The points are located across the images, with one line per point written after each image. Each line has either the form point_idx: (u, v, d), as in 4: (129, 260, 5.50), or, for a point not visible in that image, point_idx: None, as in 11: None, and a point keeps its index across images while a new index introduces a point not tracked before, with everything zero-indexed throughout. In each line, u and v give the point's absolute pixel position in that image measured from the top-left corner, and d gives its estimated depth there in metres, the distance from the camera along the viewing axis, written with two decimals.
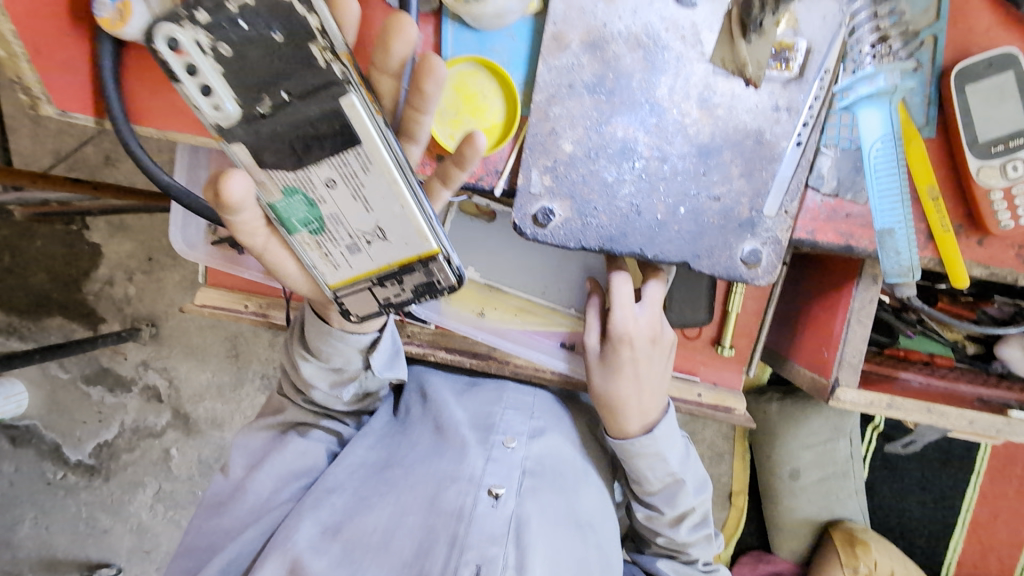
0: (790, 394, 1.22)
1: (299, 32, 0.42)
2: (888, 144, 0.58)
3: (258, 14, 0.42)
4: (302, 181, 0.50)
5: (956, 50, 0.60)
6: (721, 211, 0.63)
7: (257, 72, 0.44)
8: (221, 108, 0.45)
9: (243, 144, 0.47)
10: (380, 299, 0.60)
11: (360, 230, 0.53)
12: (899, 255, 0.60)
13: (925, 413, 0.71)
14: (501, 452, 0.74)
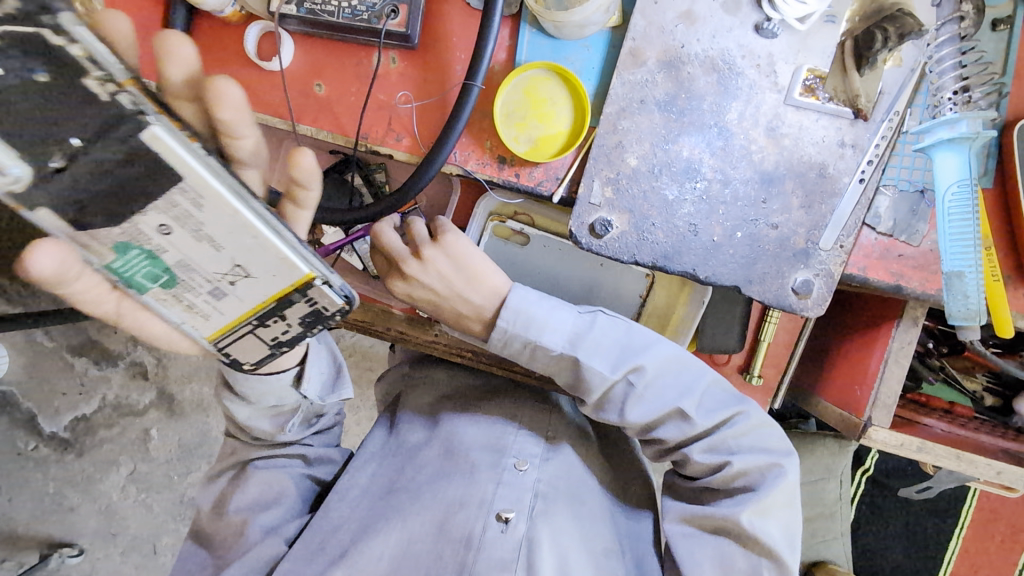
0: (788, 432, 1.23)
1: (68, 67, 0.36)
2: (966, 188, 0.55)
3: (8, 51, 0.34)
4: (131, 234, 0.42)
5: (1018, 108, 0.62)
6: (777, 239, 0.63)
7: (21, 117, 0.36)
8: (4, 172, 0.37)
9: (49, 210, 0.40)
10: (267, 339, 0.54)
11: (218, 274, 0.47)
12: (969, 300, 0.58)
13: (954, 460, 0.71)
14: (512, 476, 0.71)
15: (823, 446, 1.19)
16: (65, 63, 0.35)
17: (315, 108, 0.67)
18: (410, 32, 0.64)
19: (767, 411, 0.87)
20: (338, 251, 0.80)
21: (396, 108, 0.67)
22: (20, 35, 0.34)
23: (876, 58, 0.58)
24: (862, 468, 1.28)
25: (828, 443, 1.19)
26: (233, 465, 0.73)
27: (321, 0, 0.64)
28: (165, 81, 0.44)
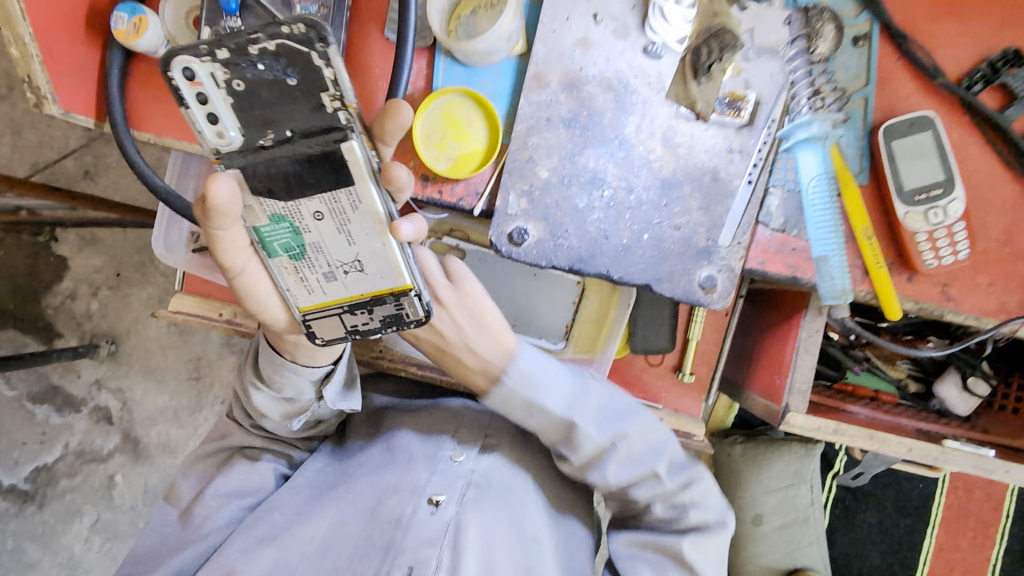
0: (753, 438, 1.25)
1: (313, 81, 0.45)
2: (823, 180, 0.66)
3: (278, 58, 0.44)
4: (290, 212, 0.53)
5: (885, 111, 0.69)
6: (680, 240, 0.68)
7: (266, 107, 0.46)
8: (223, 135, 0.48)
9: (237, 171, 0.50)
10: (347, 325, 0.62)
11: (339, 261, 0.56)
12: (835, 280, 0.67)
13: (867, 440, 0.75)
14: (445, 465, 0.72)
15: (791, 451, 1.22)
16: (319, 82, 0.45)
17: None
18: None
19: (702, 408, 0.90)
20: None
21: None
22: (294, 51, 0.44)
23: (709, 67, 0.65)
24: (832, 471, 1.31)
25: (793, 446, 1.23)
26: (219, 454, 0.77)
27: None
28: (378, 127, 0.54)
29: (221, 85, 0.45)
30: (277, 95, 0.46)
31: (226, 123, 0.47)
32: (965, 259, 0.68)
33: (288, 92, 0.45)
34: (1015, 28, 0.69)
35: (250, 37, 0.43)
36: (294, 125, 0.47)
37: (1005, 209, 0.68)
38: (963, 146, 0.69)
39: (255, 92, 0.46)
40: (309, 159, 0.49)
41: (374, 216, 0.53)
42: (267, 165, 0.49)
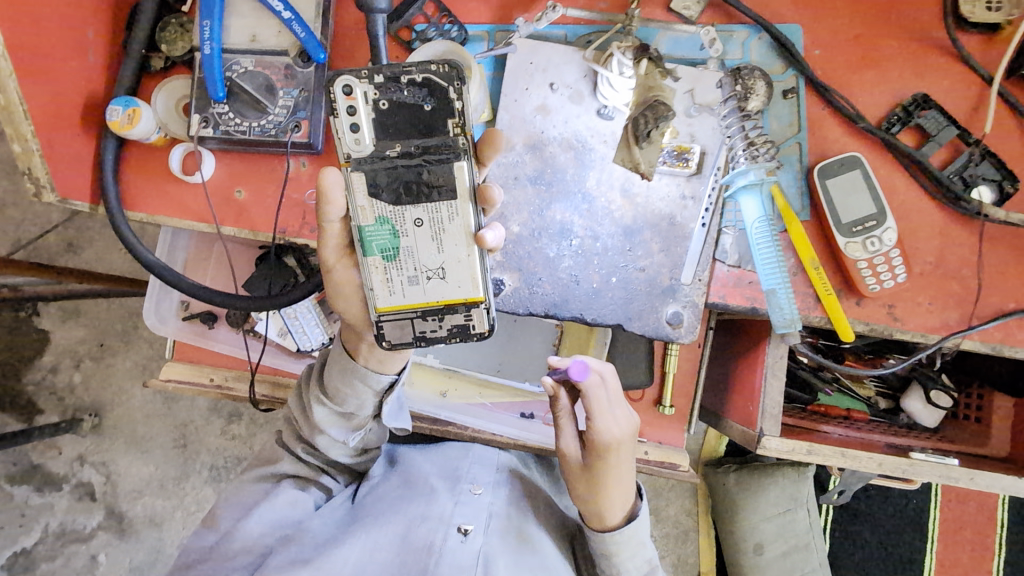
0: (746, 465, 1.30)
1: (443, 108, 0.59)
2: (766, 222, 0.72)
3: (421, 88, 0.58)
4: (395, 215, 0.61)
5: (818, 153, 0.76)
6: (646, 280, 0.74)
7: (398, 125, 0.59)
8: (360, 143, 0.59)
9: (362, 174, 0.60)
10: (415, 333, 0.64)
11: (423, 264, 0.62)
12: (785, 310, 0.72)
13: (840, 457, 0.79)
14: (467, 497, 0.73)
15: (785, 477, 1.23)
16: (449, 110, 0.59)
17: (237, 212, 0.78)
18: (313, 140, 0.74)
19: (685, 438, 0.94)
20: (270, 335, 0.91)
21: (308, 204, 0.77)
22: (435, 83, 0.58)
23: (649, 134, 0.72)
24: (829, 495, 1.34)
25: (786, 471, 1.23)
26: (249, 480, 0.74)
27: (234, 123, 0.74)
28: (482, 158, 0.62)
29: (370, 100, 0.58)
30: (412, 114, 0.59)
31: (363, 133, 0.59)
32: (904, 281, 0.74)
33: (423, 116, 0.59)
34: (922, 77, 0.77)
35: (406, 71, 0.58)
36: (423, 141, 0.59)
37: (934, 234, 0.75)
38: (890, 181, 0.76)
39: (398, 110, 0.59)
40: (429, 168, 0.60)
41: (467, 224, 0.61)
42: (389, 168, 0.60)
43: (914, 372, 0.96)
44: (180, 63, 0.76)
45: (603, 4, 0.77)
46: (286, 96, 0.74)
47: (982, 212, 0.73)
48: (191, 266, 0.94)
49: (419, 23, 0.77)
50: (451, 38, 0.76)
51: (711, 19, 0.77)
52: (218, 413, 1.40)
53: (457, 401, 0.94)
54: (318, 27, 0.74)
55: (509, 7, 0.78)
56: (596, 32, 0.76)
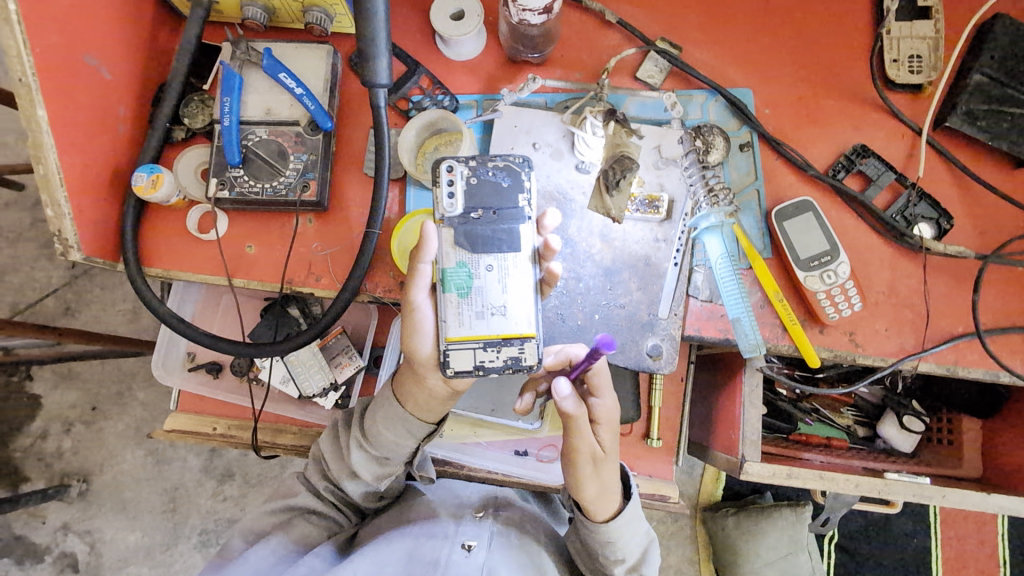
0: (745, 509, 1.32)
1: (520, 185, 0.69)
2: (728, 259, 0.81)
3: (504, 171, 0.70)
4: (472, 261, 0.68)
5: (774, 198, 0.85)
6: (627, 316, 0.80)
7: (482, 192, 0.69)
8: (449, 207, 0.68)
9: (450, 232, 0.68)
10: (474, 362, 0.68)
11: (491, 301, 0.68)
12: (750, 335, 0.79)
13: (818, 480, 0.83)
14: (471, 519, 0.77)
15: (783, 521, 1.26)
16: (522, 189, 0.69)
17: (246, 265, 0.84)
18: (320, 198, 0.82)
19: (674, 470, 0.98)
20: (273, 382, 0.95)
21: (313, 255, 0.84)
22: (514, 170, 0.70)
23: (618, 184, 0.77)
24: (827, 537, 1.37)
25: (783, 512, 1.27)
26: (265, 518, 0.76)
27: (248, 185, 0.82)
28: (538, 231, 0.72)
29: (462, 176, 0.69)
30: (494, 189, 0.69)
31: (456, 200, 0.68)
32: (859, 309, 0.81)
33: (500, 192, 0.69)
34: (861, 129, 0.87)
35: (490, 159, 0.69)
36: (501, 210, 0.69)
37: (885, 266, 0.83)
38: (841, 221, 0.85)
39: (483, 185, 0.69)
40: (504, 227, 0.68)
41: (531, 271, 0.68)
42: (472, 227, 0.68)
43: (886, 399, 1.02)
44: (200, 134, 0.85)
45: (578, 75, 0.88)
46: (296, 161, 0.82)
47: (924, 246, 0.81)
48: (199, 317, 0.99)
49: (415, 94, 0.87)
50: (444, 106, 0.86)
51: (673, 85, 0.88)
52: (210, 474, 1.48)
53: (453, 439, 0.97)
54: (326, 99, 0.83)
55: (494, 79, 0.88)
56: (572, 98, 0.86)
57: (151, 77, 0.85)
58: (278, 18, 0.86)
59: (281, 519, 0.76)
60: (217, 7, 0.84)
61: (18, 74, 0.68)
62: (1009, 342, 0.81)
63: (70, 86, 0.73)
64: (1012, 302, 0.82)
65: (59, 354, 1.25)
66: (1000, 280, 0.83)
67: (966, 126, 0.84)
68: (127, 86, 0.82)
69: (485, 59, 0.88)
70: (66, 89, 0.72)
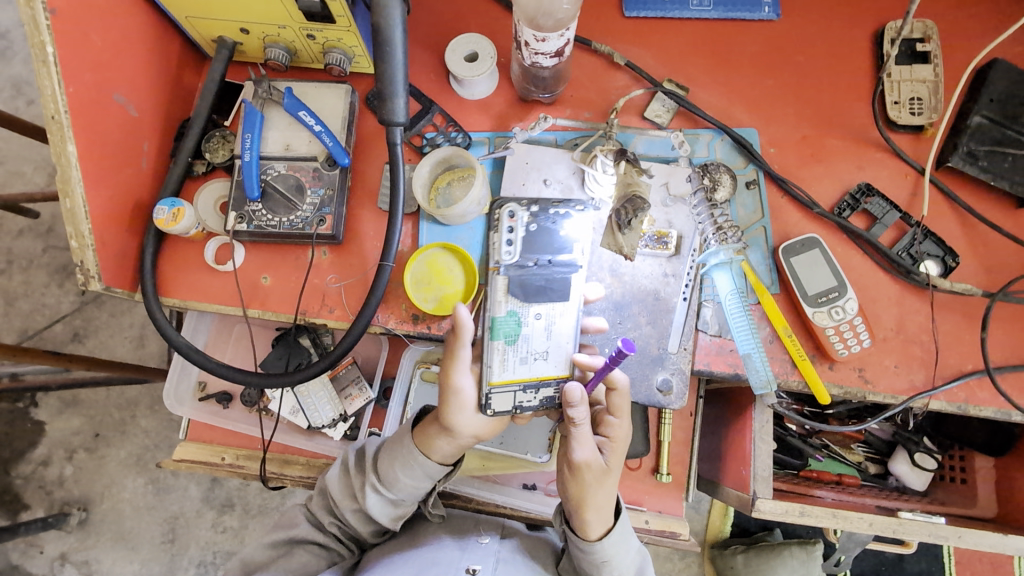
0: (755, 546, 1.29)
1: (575, 233, 0.73)
2: (738, 295, 0.80)
3: (560, 218, 0.72)
4: (523, 309, 0.70)
5: (781, 235, 0.87)
6: (637, 350, 0.81)
7: (538, 240, 0.71)
8: (507, 253, 0.71)
9: (506, 279, 0.71)
10: (513, 405, 0.71)
11: (535, 347, 0.70)
12: (761, 372, 0.79)
13: (832, 518, 0.81)
14: (475, 545, 0.78)
15: (793, 558, 1.23)
16: (577, 237, 0.72)
17: (261, 296, 0.86)
18: (336, 232, 0.84)
19: (684, 506, 0.97)
20: (282, 413, 0.96)
21: (327, 287, 0.85)
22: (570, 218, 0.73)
23: (627, 223, 0.81)
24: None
25: (793, 552, 1.24)
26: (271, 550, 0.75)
27: (266, 219, 0.84)
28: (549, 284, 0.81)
29: (522, 223, 0.72)
30: (551, 236, 0.72)
31: (514, 248, 0.71)
32: (868, 345, 0.81)
33: (554, 239, 0.72)
34: (864, 168, 0.89)
35: (553, 206, 0.72)
36: (556, 257, 0.71)
37: (892, 303, 0.84)
38: (847, 257, 0.86)
39: (541, 232, 0.72)
40: (558, 275, 0.71)
41: (576, 319, 0.72)
42: (527, 275, 0.71)
43: (897, 436, 1.01)
44: (220, 168, 0.88)
45: (587, 114, 0.91)
46: (313, 195, 0.84)
47: (930, 283, 0.82)
48: (212, 345, 1.00)
49: (428, 131, 0.89)
50: (457, 143, 0.89)
51: (680, 124, 0.91)
52: (210, 504, 1.47)
53: (461, 473, 0.96)
54: (344, 136, 0.85)
55: (506, 117, 0.91)
56: (582, 137, 0.89)
57: (174, 114, 0.89)
58: (299, 59, 0.89)
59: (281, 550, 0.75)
60: (242, 49, 0.88)
61: (51, 111, 0.70)
62: (1020, 381, 0.81)
63: (99, 122, 0.75)
64: (1020, 340, 0.82)
65: (64, 381, 1.25)
66: (1008, 318, 0.83)
67: (968, 166, 0.85)
68: (152, 122, 0.84)
69: (497, 98, 0.91)
70: (95, 126, 0.75)
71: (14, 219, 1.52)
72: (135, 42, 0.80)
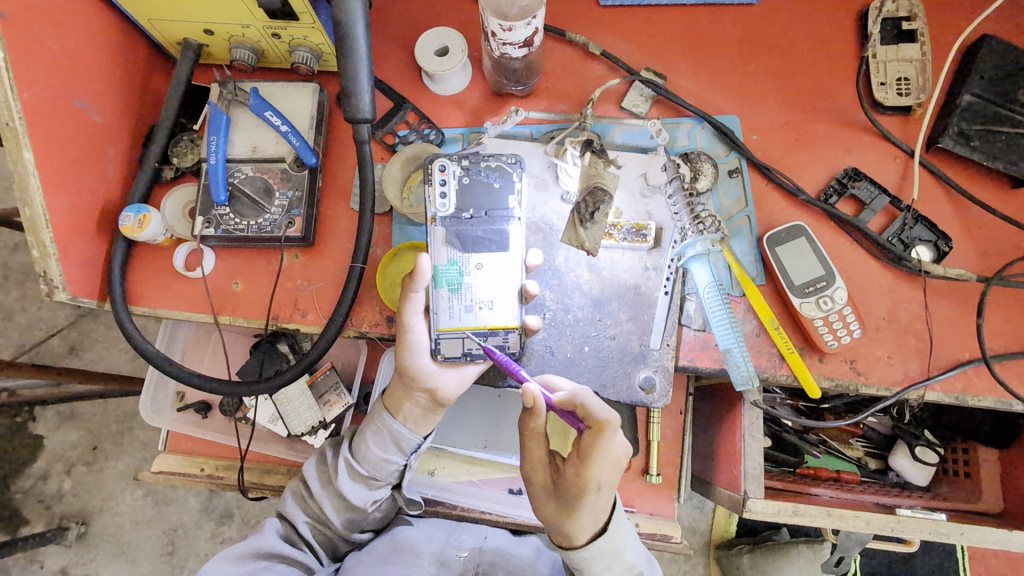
0: (759, 546, 1.26)
1: (509, 183, 0.74)
2: (716, 287, 0.75)
3: (494, 171, 0.74)
4: (462, 258, 0.72)
5: (766, 223, 0.84)
6: (617, 347, 0.78)
7: (474, 193, 0.73)
8: (442, 204, 0.72)
9: (443, 229, 0.72)
10: (465, 350, 0.73)
11: (479, 296, 0.72)
12: (742, 367, 0.75)
13: (827, 517, 0.78)
14: (453, 560, 0.80)
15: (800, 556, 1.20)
16: (512, 189, 0.73)
17: (232, 302, 0.84)
18: (306, 233, 0.82)
19: (675, 507, 0.94)
20: (260, 420, 0.93)
21: (299, 291, 0.83)
22: (505, 169, 0.74)
23: (592, 217, 0.79)
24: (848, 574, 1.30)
25: (800, 550, 1.19)
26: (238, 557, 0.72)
27: (234, 223, 0.82)
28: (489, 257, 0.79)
29: (454, 176, 0.73)
30: (485, 189, 0.73)
31: (449, 200, 0.72)
32: (859, 336, 0.78)
33: (492, 192, 0.73)
34: (852, 153, 0.85)
35: (483, 159, 0.74)
36: (492, 210, 0.73)
37: (884, 291, 0.81)
38: (835, 245, 0.83)
39: (475, 185, 0.73)
40: (494, 227, 0.72)
41: (517, 267, 0.73)
42: (464, 227, 0.72)
43: (897, 429, 0.97)
44: (188, 173, 0.86)
45: (563, 106, 0.89)
46: (282, 197, 0.83)
47: (923, 269, 0.79)
48: (190, 355, 0.98)
49: (401, 129, 0.87)
50: (430, 140, 0.87)
51: (659, 113, 0.88)
52: (209, 515, 1.44)
53: (446, 479, 0.92)
54: (312, 136, 0.83)
55: (480, 112, 0.89)
56: (558, 129, 0.86)
57: (143, 120, 0.87)
58: (267, 59, 0.87)
59: (249, 569, 0.71)
60: (207, 51, 0.87)
61: (5, 119, 0.69)
62: (1020, 368, 0.78)
63: (58, 129, 0.74)
64: (1019, 326, 0.79)
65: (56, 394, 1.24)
66: (1005, 303, 0.80)
67: (959, 147, 0.82)
68: (117, 129, 0.83)
69: (471, 93, 0.89)
70: (54, 133, 0.74)
71: (8, 234, 1.51)
72: (95, 47, 0.79)
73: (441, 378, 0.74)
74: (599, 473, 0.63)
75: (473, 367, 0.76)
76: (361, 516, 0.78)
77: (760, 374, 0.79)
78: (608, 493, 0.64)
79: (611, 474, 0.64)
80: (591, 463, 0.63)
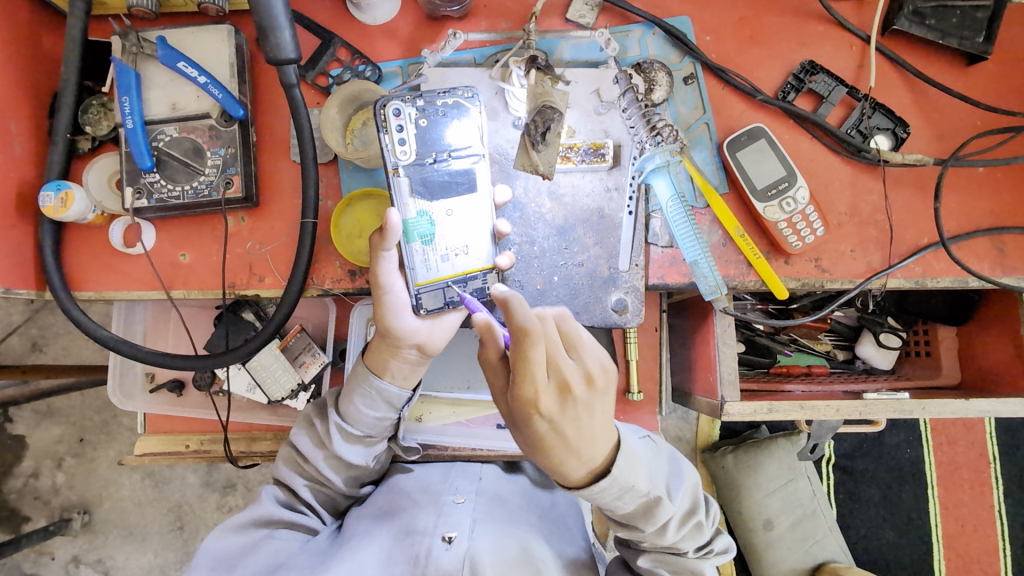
0: (742, 444, 1.31)
1: (471, 119, 0.69)
2: (678, 199, 0.75)
3: (453, 107, 0.68)
4: (431, 207, 0.68)
5: (725, 129, 0.81)
6: (587, 273, 0.77)
7: (431, 135, 0.67)
8: (402, 152, 0.67)
9: (407, 177, 0.67)
10: (446, 299, 0.71)
11: (452, 243, 0.69)
12: (709, 276, 0.76)
13: (799, 411, 0.81)
14: (450, 507, 0.78)
15: (779, 450, 1.28)
16: (474, 120, 0.69)
17: (183, 275, 0.79)
18: (246, 194, 0.77)
19: (658, 420, 0.96)
20: (231, 388, 0.91)
21: (251, 255, 0.79)
22: (463, 105, 0.68)
23: (546, 136, 0.76)
24: (823, 458, 1.40)
25: (779, 443, 1.29)
26: (239, 525, 0.73)
27: (167, 190, 0.76)
28: None
29: (411, 119, 0.67)
30: (444, 129, 0.68)
31: (408, 146, 0.67)
32: (822, 233, 0.79)
33: (451, 129, 0.68)
34: (808, 45, 0.82)
35: (437, 95, 0.67)
36: (452, 152, 0.68)
37: (845, 185, 0.81)
38: (795, 144, 0.81)
39: (433, 128, 0.68)
40: (460, 169, 0.69)
41: (488, 208, 0.70)
42: (428, 173, 0.68)
43: (862, 320, 1.00)
44: (107, 141, 0.79)
45: (505, 25, 0.82)
46: (214, 156, 0.77)
47: (881, 159, 0.79)
48: (151, 335, 0.94)
49: (334, 68, 0.81)
50: (366, 77, 0.80)
51: (607, 22, 0.83)
52: (211, 487, 1.45)
53: (434, 423, 0.93)
54: (235, 85, 0.77)
55: (416, 41, 0.82)
56: (501, 51, 0.81)
57: (44, 87, 0.78)
58: (168, 3, 0.78)
59: (252, 538, 0.71)
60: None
61: None
62: (977, 247, 0.80)
63: None
64: (974, 206, 0.80)
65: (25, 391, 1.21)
66: (961, 184, 0.81)
67: (914, 28, 0.79)
68: (15, 100, 0.75)
69: (404, 20, 0.82)
70: None
71: None
72: None
73: (428, 333, 0.72)
74: (535, 397, 0.55)
75: (456, 315, 0.74)
76: (361, 472, 0.80)
77: (728, 283, 0.79)
78: (566, 423, 0.57)
79: (555, 396, 0.56)
80: (521, 385, 0.55)
